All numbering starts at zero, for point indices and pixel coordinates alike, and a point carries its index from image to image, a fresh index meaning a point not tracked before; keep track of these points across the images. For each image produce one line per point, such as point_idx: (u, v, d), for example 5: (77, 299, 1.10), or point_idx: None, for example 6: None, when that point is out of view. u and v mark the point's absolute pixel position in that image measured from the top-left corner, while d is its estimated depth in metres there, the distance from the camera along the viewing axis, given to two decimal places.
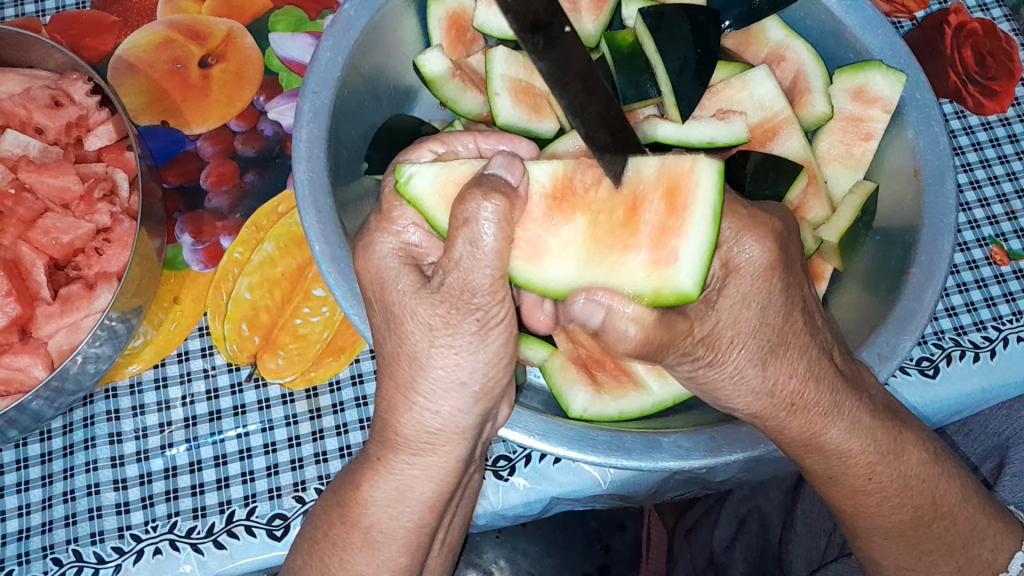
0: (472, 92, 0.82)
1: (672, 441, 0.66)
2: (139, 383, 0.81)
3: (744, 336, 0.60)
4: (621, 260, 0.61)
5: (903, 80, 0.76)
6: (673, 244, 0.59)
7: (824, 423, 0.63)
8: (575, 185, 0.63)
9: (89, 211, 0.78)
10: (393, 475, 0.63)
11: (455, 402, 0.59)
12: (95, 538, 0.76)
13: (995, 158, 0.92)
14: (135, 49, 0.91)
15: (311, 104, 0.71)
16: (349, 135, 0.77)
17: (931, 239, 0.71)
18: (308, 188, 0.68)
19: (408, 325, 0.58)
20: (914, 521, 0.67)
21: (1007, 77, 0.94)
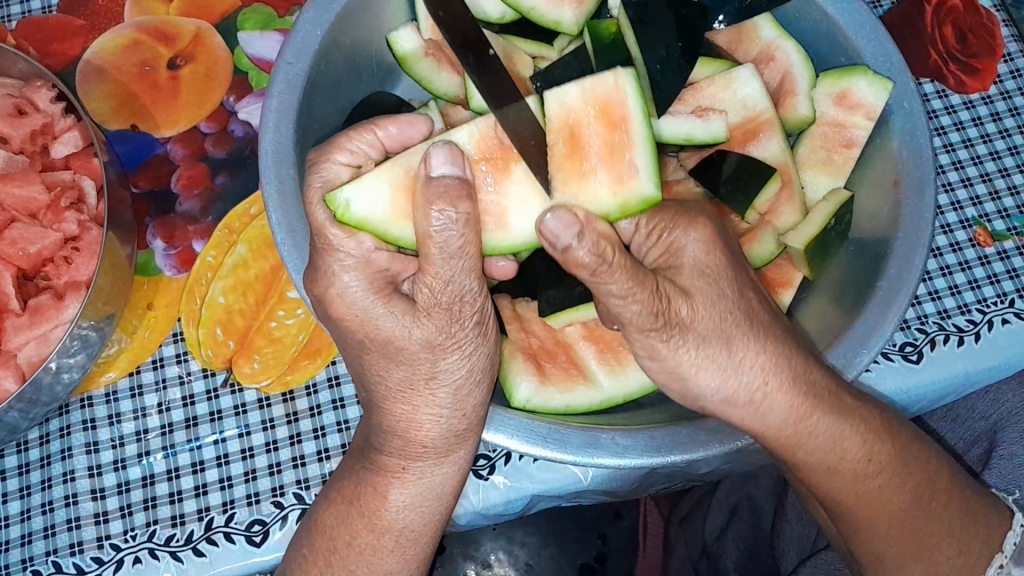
0: (448, 71, 0.82)
1: (610, 439, 0.66)
2: (114, 391, 0.80)
3: (713, 311, 0.62)
4: (582, 189, 0.66)
5: (888, 89, 0.75)
6: (627, 160, 0.65)
7: (815, 407, 0.65)
8: (501, 141, 0.67)
9: (57, 220, 0.77)
10: (412, 484, 0.68)
11: (465, 399, 0.65)
12: (74, 549, 0.76)
13: (978, 137, 0.90)
14: (103, 53, 0.90)
15: (285, 76, 0.73)
16: (324, 110, 0.79)
17: (909, 232, 0.71)
18: (272, 157, 0.71)
19: (409, 347, 0.63)
20: (913, 503, 0.68)
21: (989, 54, 0.93)
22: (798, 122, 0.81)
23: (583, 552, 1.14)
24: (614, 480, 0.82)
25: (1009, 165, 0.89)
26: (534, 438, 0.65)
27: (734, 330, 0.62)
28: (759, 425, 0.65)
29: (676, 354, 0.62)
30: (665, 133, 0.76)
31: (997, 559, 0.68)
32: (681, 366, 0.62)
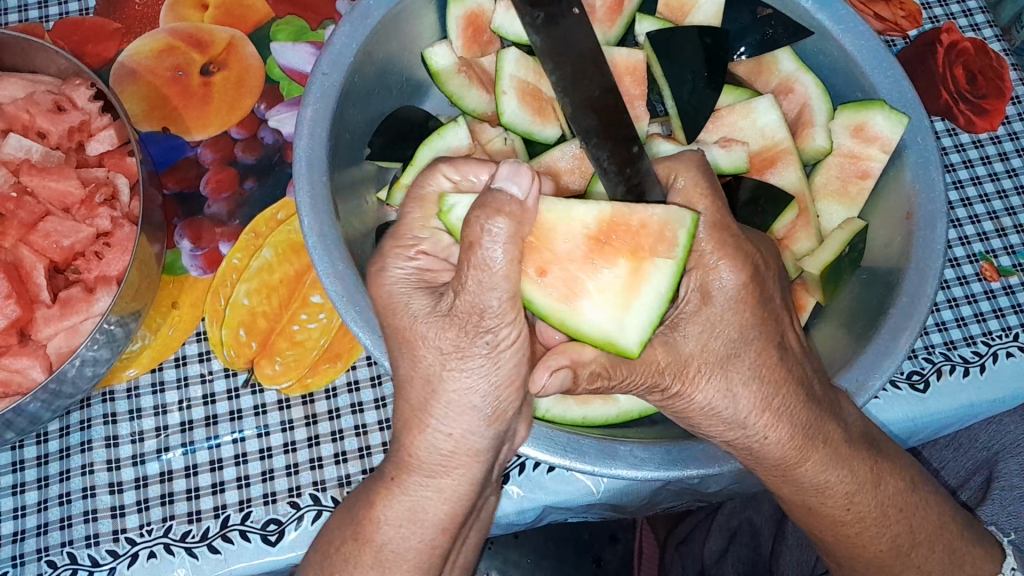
0: (477, 89, 0.86)
1: (628, 451, 0.67)
2: (136, 387, 0.82)
3: (710, 365, 0.61)
4: (605, 301, 0.57)
5: (904, 124, 0.77)
6: (636, 292, 0.57)
7: (808, 458, 0.64)
8: (617, 227, 0.57)
9: (90, 215, 0.79)
10: (399, 492, 0.60)
11: (467, 424, 0.57)
12: (90, 541, 0.76)
13: (986, 176, 0.93)
14: (138, 56, 0.92)
15: (320, 85, 0.75)
16: (354, 121, 0.81)
17: (923, 259, 0.73)
18: (306, 163, 0.73)
19: (420, 349, 0.57)
20: (892, 551, 0.68)
21: (997, 96, 0.96)
22: (813, 153, 0.83)
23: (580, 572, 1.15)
24: (626, 495, 0.83)
25: (1016, 204, 0.92)
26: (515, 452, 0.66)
27: (741, 389, 0.61)
28: (751, 461, 0.66)
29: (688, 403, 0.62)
30: None
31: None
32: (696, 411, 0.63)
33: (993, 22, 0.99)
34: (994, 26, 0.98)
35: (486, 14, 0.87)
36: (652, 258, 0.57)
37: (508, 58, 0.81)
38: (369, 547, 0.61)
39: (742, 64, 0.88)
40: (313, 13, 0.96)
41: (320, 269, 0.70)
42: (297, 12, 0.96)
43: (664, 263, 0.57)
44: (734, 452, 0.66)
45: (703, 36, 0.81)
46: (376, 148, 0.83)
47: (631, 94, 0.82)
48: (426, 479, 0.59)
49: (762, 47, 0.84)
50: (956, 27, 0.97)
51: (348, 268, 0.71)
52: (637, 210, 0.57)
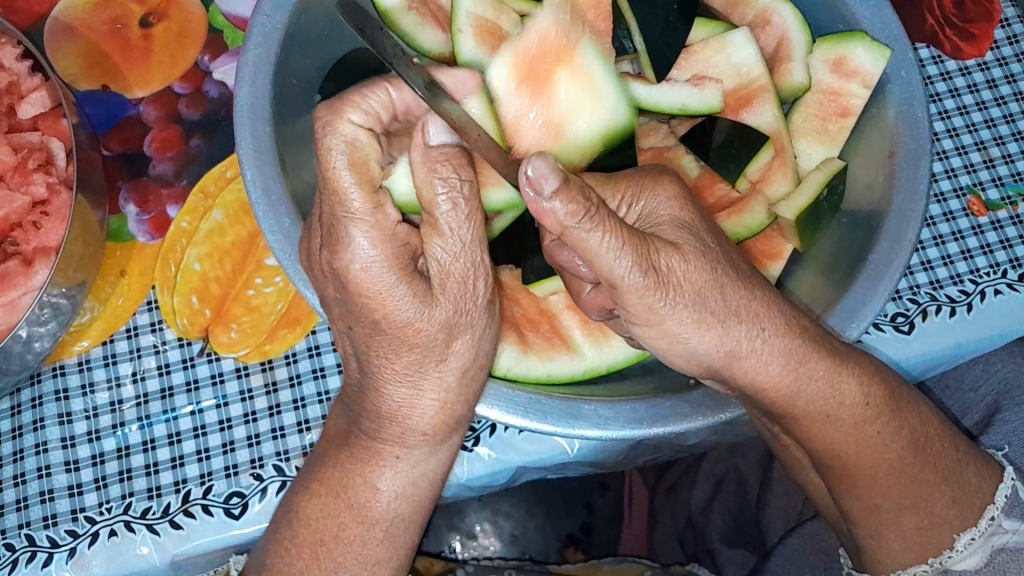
0: (431, 28, 0.78)
1: (592, 410, 0.64)
2: (87, 360, 0.78)
3: (693, 256, 0.59)
4: (579, 109, 0.72)
5: (887, 57, 0.73)
6: (587, 79, 0.72)
7: (811, 353, 0.62)
8: (533, 61, 0.73)
9: (25, 182, 0.74)
10: (390, 465, 0.63)
11: (476, 386, 0.62)
12: (48, 522, 0.74)
13: (974, 105, 0.88)
14: (71, 10, 0.86)
15: (261, 27, 0.70)
16: (303, 66, 0.75)
17: (905, 198, 0.69)
18: (248, 112, 0.69)
19: (418, 336, 0.58)
20: (910, 450, 0.67)
21: (986, 19, 0.91)
22: (791, 89, 0.79)
23: (568, 521, 1.12)
24: (602, 452, 0.81)
25: (1005, 133, 0.88)
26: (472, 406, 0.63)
27: (726, 278, 0.60)
28: (761, 376, 0.62)
29: (672, 313, 0.58)
30: (662, 103, 0.74)
31: (988, 509, 0.69)
32: (679, 326, 0.59)
33: None
34: None
35: None
36: (571, 56, 0.73)
37: None
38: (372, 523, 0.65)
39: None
40: None
41: (266, 227, 0.67)
42: None
43: (585, 45, 0.73)
44: (732, 366, 0.61)
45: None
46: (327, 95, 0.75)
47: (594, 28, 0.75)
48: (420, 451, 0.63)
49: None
50: None
51: (295, 227, 0.68)
52: (530, 36, 0.73)
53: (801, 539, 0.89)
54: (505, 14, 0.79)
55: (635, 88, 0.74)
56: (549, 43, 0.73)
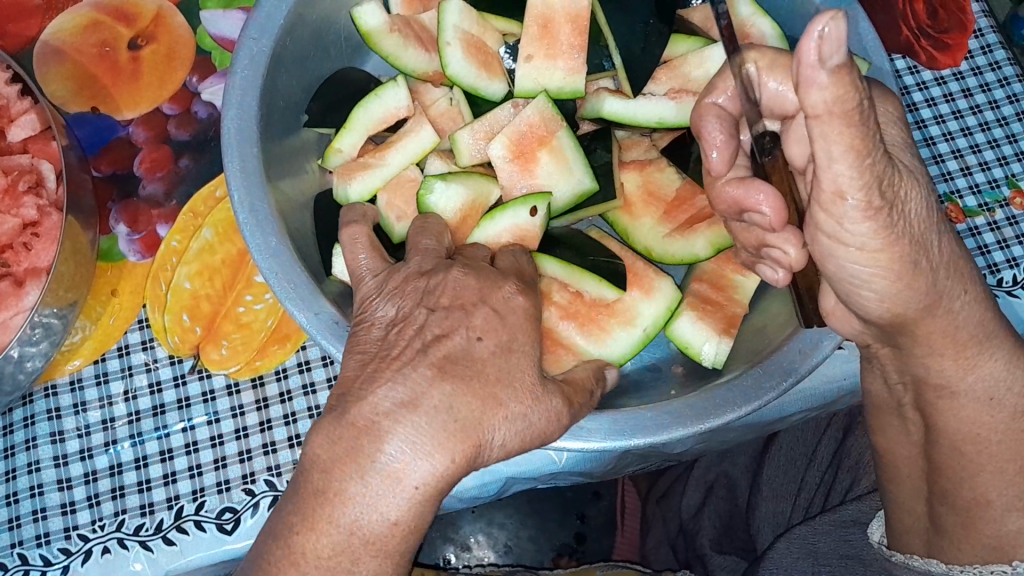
0: (414, 47, 0.79)
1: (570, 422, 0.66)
2: (79, 379, 0.79)
3: (908, 182, 0.55)
4: (561, 171, 0.76)
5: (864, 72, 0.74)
6: (559, 144, 0.76)
7: (947, 294, 0.60)
8: (520, 145, 0.76)
9: (15, 205, 0.75)
10: (384, 493, 0.52)
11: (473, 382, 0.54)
12: (41, 540, 0.75)
13: (950, 114, 0.90)
14: (60, 34, 0.87)
15: (248, 50, 0.71)
16: (288, 88, 0.76)
17: None
18: (235, 133, 0.70)
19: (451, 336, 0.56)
20: (1010, 427, 0.65)
21: (959, 29, 0.92)
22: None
23: (562, 532, 1.15)
24: (590, 462, 0.82)
25: (980, 141, 0.89)
26: None
27: (918, 220, 0.56)
28: (893, 315, 0.61)
29: (848, 229, 0.55)
30: (640, 117, 0.77)
31: None
32: (855, 237, 0.56)
33: None
34: None
35: None
36: (548, 130, 0.76)
37: (450, 9, 0.76)
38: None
39: (699, 10, 0.83)
40: None
41: (252, 245, 0.67)
42: None
43: (546, 110, 0.75)
44: (881, 306, 0.60)
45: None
46: (313, 115, 0.79)
47: (570, 44, 0.76)
48: (421, 501, 0.52)
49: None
50: None
51: (281, 244, 0.68)
52: (518, 127, 0.75)
53: (789, 543, 0.88)
54: (489, 32, 0.81)
55: (612, 104, 0.77)
56: (535, 127, 0.76)
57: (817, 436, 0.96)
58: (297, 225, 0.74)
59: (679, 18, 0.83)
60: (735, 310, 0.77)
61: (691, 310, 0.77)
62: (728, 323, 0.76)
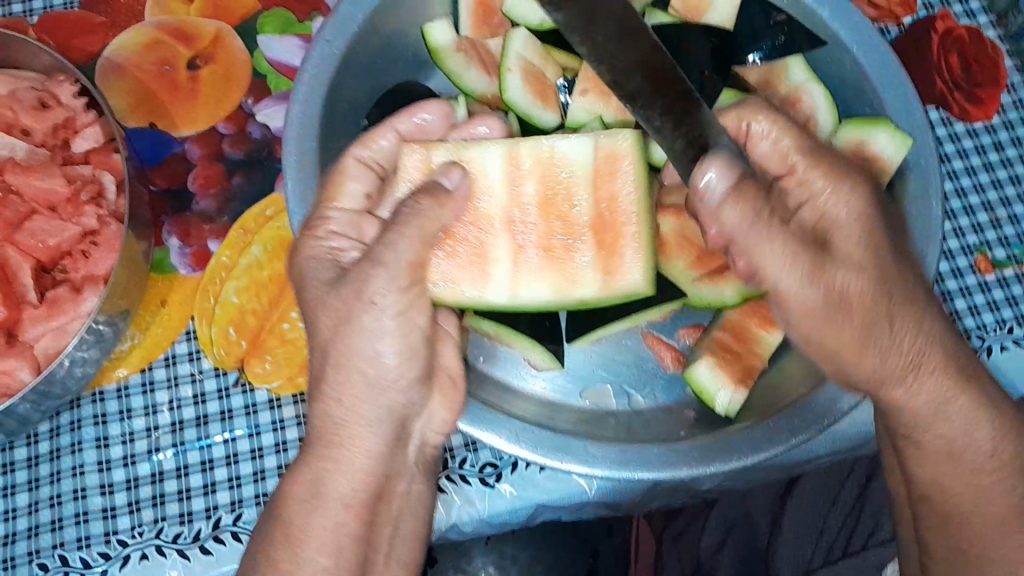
0: (477, 69, 0.83)
1: (583, 446, 0.70)
2: (126, 387, 0.81)
3: (849, 270, 0.60)
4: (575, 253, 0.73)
5: (908, 147, 0.77)
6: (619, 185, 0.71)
7: (931, 371, 0.62)
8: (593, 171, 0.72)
9: (77, 213, 0.77)
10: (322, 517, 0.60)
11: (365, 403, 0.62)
12: (82, 543, 0.76)
13: (981, 167, 0.92)
14: (124, 50, 0.91)
15: (321, 52, 0.76)
16: (352, 91, 0.81)
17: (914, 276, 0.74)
18: (297, 127, 0.74)
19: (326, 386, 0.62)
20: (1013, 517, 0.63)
21: (992, 84, 0.95)
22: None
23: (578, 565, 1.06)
24: (620, 493, 0.83)
25: (1010, 195, 0.91)
26: (519, 452, 0.69)
27: (886, 300, 0.61)
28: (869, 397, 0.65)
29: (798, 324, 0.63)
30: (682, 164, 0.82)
31: None
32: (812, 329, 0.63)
33: (989, 9, 0.97)
34: (990, 13, 0.97)
35: None
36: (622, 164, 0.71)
37: (515, 38, 0.80)
38: (330, 498, 0.61)
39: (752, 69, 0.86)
40: (300, 4, 0.94)
41: None
42: (283, 2, 0.94)
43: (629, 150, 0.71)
44: (860, 379, 0.64)
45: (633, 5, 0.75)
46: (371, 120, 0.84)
47: None
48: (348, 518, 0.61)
49: (774, 54, 0.84)
50: (951, 14, 0.96)
51: None
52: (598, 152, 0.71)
53: None
54: (550, 64, 0.84)
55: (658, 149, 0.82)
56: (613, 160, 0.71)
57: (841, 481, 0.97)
58: None
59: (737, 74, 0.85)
60: (753, 362, 0.79)
61: (709, 357, 0.78)
62: (745, 373, 0.77)
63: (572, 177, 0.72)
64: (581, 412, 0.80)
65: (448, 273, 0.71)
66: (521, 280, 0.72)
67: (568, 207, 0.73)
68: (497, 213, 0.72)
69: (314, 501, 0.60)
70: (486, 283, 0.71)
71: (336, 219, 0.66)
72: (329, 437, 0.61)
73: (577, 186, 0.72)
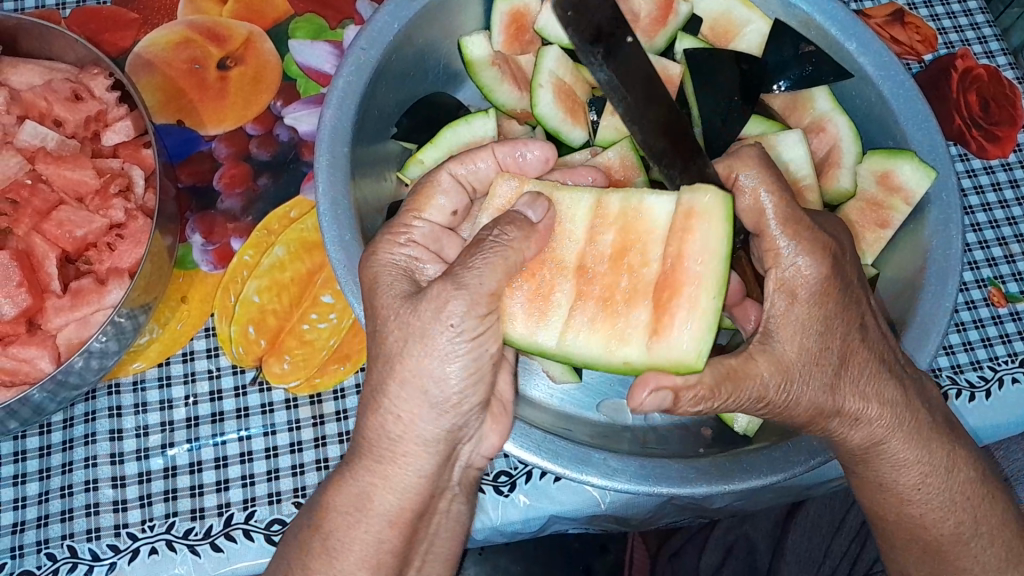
0: (509, 85, 0.85)
1: (602, 459, 0.71)
2: (142, 380, 0.81)
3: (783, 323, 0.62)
4: (626, 312, 0.63)
5: (931, 179, 0.79)
6: (687, 241, 0.61)
7: (868, 393, 0.64)
8: (681, 225, 0.62)
9: (104, 207, 0.77)
10: (353, 522, 0.61)
11: (421, 414, 0.60)
12: (91, 535, 0.76)
13: (996, 203, 0.94)
14: (153, 47, 0.91)
15: (356, 59, 0.77)
16: (385, 99, 0.82)
17: (932, 303, 0.75)
18: (330, 132, 0.75)
19: (381, 400, 0.60)
20: (953, 538, 0.66)
21: (1009, 123, 0.96)
22: (837, 193, 0.84)
23: None
24: (632, 508, 0.83)
25: None
26: (538, 462, 0.69)
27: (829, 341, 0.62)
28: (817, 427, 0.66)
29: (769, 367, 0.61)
30: None
31: None
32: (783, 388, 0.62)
33: (1006, 51, 1.00)
34: (1007, 55, 0.99)
35: (530, 13, 0.85)
36: (697, 221, 0.61)
37: (548, 55, 0.82)
38: (374, 514, 0.61)
39: (778, 97, 0.89)
40: (333, 12, 0.95)
41: (328, 237, 0.72)
42: (317, 10, 0.95)
43: (712, 210, 0.60)
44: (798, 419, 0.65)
45: (624, 39, 0.73)
46: (402, 129, 0.85)
47: None
48: (387, 528, 0.62)
49: (800, 83, 0.85)
50: (970, 54, 0.98)
51: (355, 241, 0.73)
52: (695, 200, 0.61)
53: None
54: (580, 82, 0.86)
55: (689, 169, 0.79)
56: (689, 225, 0.61)
57: (846, 505, 0.98)
58: (370, 225, 0.79)
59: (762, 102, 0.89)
60: None
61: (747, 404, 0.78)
62: None
63: (654, 232, 0.63)
64: (599, 426, 0.80)
65: (524, 310, 0.64)
66: (575, 327, 0.64)
67: (645, 262, 0.63)
68: (570, 257, 0.65)
69: (358, 515, 0.61)
70: (537, 326, 0.64)
71: (418, 230, 0.66)
72: (380, 453, 0.61)
73: (657, 241, 0.63)
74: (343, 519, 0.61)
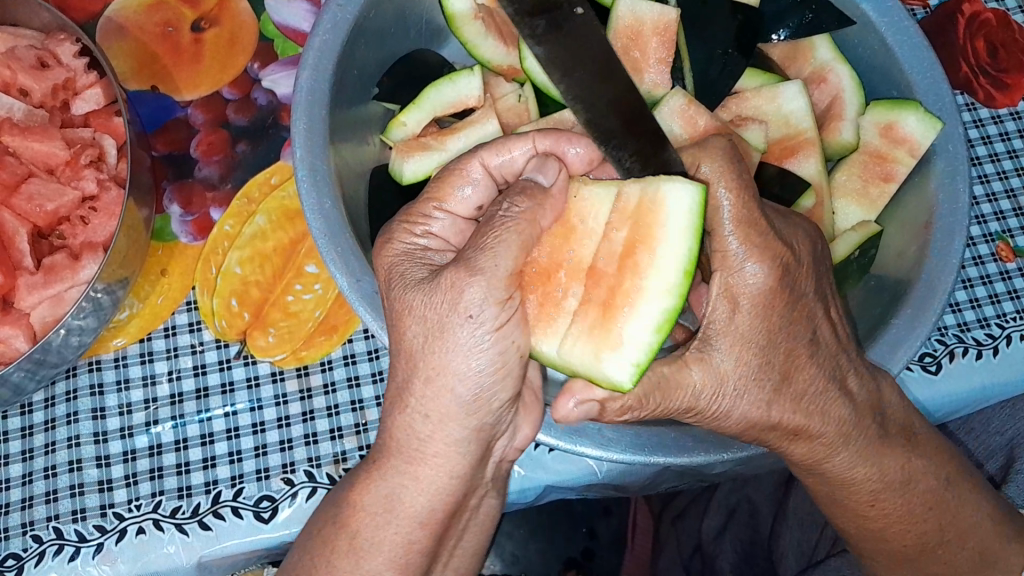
0: (493, 39, 0.81)
1: (597, 429, 0.68)
2: (123, 356, 0.79)
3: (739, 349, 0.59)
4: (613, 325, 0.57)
5: (938, 129, 0.75)
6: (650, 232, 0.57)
7: (835, 404, 0.62)
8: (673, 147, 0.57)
9: (76, 177, 0.75)
10: (390, 520, 0.60)
11: (447, 410, 0.57)
12: (77, 516, 0.74)
13: (1004, 153, 0.90)
14: (125, 10, 0.87)
15: (333, 16, 0.73)
16: (363, 59, 0.79)
17: (938, 261, 0.72)
18: (307, 94, 0.71)
19: (409, 403, 0.58)
20: (917, 547, 0.69)
21: (1018, 70, 0.92)
22: (840, 147, 0.81)
23: (569, 547, 1.03)
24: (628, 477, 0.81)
25: None
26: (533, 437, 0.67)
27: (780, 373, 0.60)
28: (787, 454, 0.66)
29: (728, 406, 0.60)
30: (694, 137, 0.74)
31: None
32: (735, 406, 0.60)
33: None
34: None
35: None
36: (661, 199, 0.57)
37: None
38: (406, 514, 0.59)
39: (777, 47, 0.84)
40: None
41: (307, 206, 0.69)
42: None
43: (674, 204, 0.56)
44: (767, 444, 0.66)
45: None
46: (383, 89, 0.82)
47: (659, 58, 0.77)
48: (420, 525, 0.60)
49: (800, 31, 0.81)
50: None
51: (335, 208, 0.69)
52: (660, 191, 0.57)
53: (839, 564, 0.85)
54: None
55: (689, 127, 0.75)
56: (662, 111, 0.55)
57: None
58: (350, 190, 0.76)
59: (760, 54, 0.84)
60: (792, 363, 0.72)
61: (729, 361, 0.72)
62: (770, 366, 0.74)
63: (670, 231, 0.56)
64: None
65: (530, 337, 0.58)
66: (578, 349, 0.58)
67: (654, 260, 0.57)
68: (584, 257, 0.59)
69: (388, 517, 0.59)
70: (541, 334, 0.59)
71: (435, 220, 0.61)
72: (409, 454, 0.58)
73: (671, 240, 0.56)
74: (377, 521, 0.59)
